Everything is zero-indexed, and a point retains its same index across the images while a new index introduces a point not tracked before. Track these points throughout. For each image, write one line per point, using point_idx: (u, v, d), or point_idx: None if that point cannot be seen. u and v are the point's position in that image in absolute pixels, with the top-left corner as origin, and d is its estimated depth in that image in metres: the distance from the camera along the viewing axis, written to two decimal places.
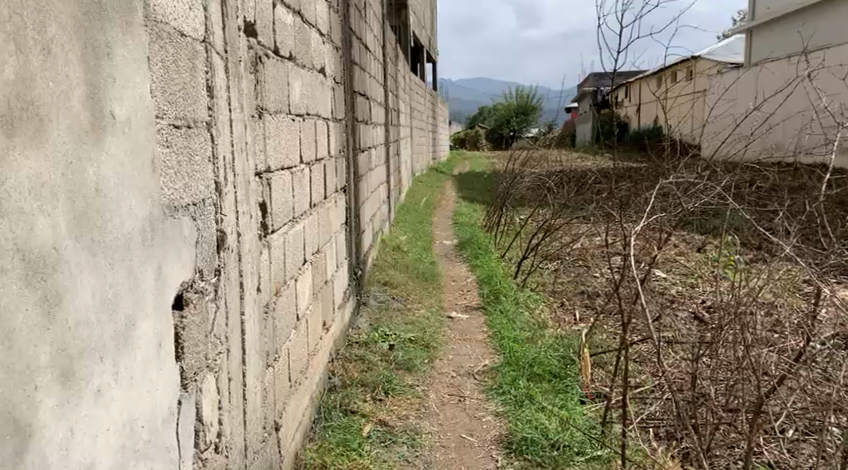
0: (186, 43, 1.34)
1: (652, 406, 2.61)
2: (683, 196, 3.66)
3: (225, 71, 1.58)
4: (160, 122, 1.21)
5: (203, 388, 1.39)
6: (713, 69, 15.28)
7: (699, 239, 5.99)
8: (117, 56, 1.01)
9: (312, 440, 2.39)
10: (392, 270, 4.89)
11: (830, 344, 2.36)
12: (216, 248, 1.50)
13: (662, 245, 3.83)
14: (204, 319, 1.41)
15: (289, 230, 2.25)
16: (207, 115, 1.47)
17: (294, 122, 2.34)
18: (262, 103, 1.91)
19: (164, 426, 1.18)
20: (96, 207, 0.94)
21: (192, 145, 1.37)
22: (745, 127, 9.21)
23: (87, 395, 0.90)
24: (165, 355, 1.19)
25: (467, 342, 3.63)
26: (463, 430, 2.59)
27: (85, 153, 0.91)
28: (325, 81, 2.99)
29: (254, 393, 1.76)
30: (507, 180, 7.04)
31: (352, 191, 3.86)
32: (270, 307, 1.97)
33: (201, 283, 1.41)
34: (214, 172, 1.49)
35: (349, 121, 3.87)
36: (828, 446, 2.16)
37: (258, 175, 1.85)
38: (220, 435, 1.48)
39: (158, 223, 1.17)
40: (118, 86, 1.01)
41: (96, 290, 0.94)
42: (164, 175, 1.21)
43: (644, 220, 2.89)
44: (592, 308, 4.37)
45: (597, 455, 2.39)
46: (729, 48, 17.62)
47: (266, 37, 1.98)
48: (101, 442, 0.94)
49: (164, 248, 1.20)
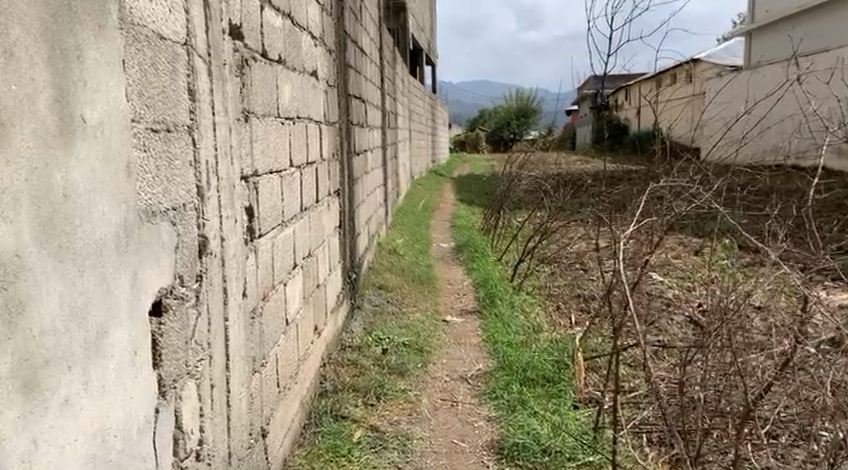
0: (165, 46, 1.32)
1: (645, 411, 2.59)
2: (678, 199, 3.65)
3: (208, 74, 1.57)
4: (137, 126, 1.20)
5: (183, 395, 1.37)
6: (712, 72, 15.27)
7: (697, 242, 5.97)
8: (88, 59, 1.00)
9: (302, 446, 2.37)
10: (388, 273, 4.88)
11: (823, 350, 2.34)
12: (198, 253, 1.48)
13: (657, 249, 3.82)
14: (185, 325, 1.39)
15: (279, 233, 2.23)
16: (188, 118, 1.45)
17: (284, 125, 2.32)
18: (249, 107, 1.90)
19: (139, 435, 1.16)
20: (63, 213, 0.92)
21: (171, 149, 1.35)
22: (738, 130, 9.21)
23: (52, 406, 0.89)
24: (141, 362, 1.17)
25: (461, 346, 3.61)
26: (455, 436, 2.57)
27: (51, 158, 0.90)
28: (317, 84, 2.98)
29: (239, 399, 1.74)
30: (505, 183, 7.03)
31: (346, 194, 3.85)
32: (258, 312, 1.96)
33: (182, 289, 1.39)
34: (196, 176, 1.48)
35: (344, 124, 3.86)
36: (820, 452, 2.14)
37: (245, 179, 1.84)
38: (201, 443, 1.46)
39: (134, 229, 1.16)
40: (89, 89, 0.99)
41: (64, 298, 0.92)
42: (141, 180, 1.20)
43: (638, 223, 2.87)
44: (587, 312, 4.36)
45: (588, 461, 2.37)
46: (729, 51, 17.61)
47: (254, 39, 1.96)
48: (68, 453, 0.92)
49: (139, 254, 1.18)
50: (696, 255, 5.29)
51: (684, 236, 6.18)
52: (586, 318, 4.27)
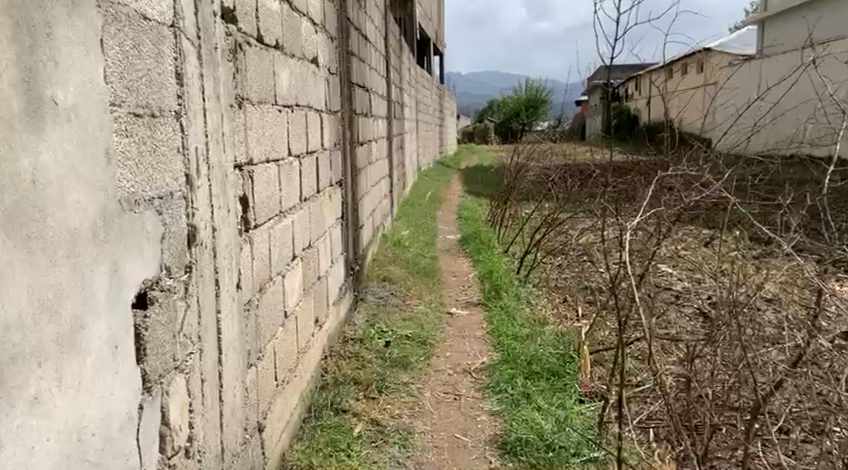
0: (149, 27, 1.27)
1: (652, 406, 2.54)
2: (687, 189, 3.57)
3: (197, 57, 1.51)
4: (118, 110, 1.14)
5: (171, 391, 1.32)
6: (723, 62, 15.10)
7: (706, 234, 5.89)
8: (60, 38, 0.94)
9: (301, 440, 2.32)
10: (392, 265, 4.83)
11: (835, 344, 2.28)
12: (187, 243, 1.43)
13: (665, 240, 3.75)
14: (172, 319, 1.34)
15: (276, 224, 2.18)
16: (176, 104, 1.40)
17: (281, 113, 2.27)
18: (242, 93, 1.84)
19: (121, 433, 1.11)
20: (31, 202, 0.88)
21: (156, 135, 1.30)
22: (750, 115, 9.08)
23: (20, 404, 0.85)
24: (123, 357, 1.12)
25: (465, 339, 3.56)
26: (456, 430, 2.52)
27: (16, 143, 0.85)
28: (317, 71, 2.92)
29: (233, 395, 1.69)
30: (512, 174, 6.96)
31: (349, 185, 3.79)
32: (253, 304, 1.91)
33: (169, 281, 1.34)
34: (184, 163, 1.42)
35: (346, 114, 3.81)
36: (834, 449, 2.08)
37: (238, 167, 1.79)
38: (191, 440, 1.42)
39: (114, 218, 1.11)
40: (61, 70, 0.94)
41: (33, 291, 0.88)
42: (121, 166, 1.15)
43: (645, 214, 2.81)
44: (594, 305, 4.29)
45: (593, 457, 2.32)
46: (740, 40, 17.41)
47: (248, 24, 1.91)
48: (40, 454, 0.88)
49: (120, 244, 1.13)
50: (705, 247, 5.21)
51: (693, 227, 6.09)
52: (593, 311, 4.21)
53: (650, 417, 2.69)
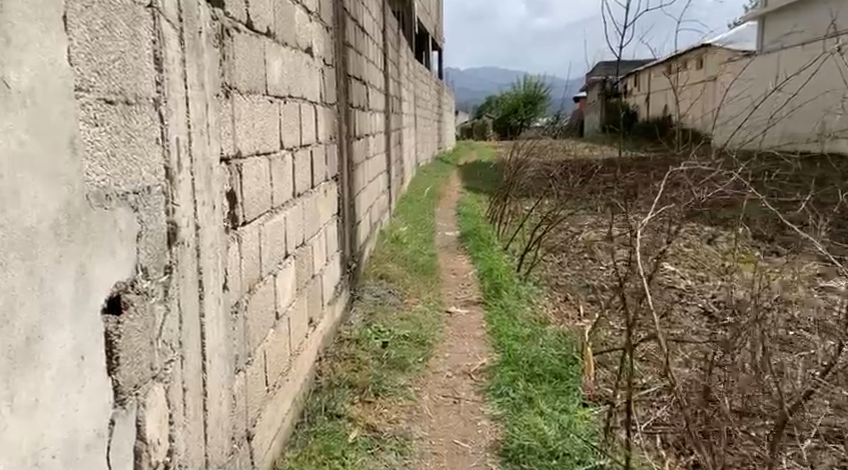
0: (123, 6, 1.16)
1: (659, 411, 2.44)
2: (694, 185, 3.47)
3: (180, 41, 1.40)
4: (85, 96, 1.04)
5: (148, 402, 1.22)
6: (724, 57, 14.98)
7: (709, 231, 5.79)
8: (12, 11, 0.84)
9: (294, 447, 2.21)
10: (390, 262, 4.72)
11: None
12: (167, 242, 1.32)
13: (670, 238, 3.65)
14: (149, 324, 1.23)
15: (267, 220, 2.08)
16: (154, 91, 1.29)
17: (272, 105, 2.16)
18: (230, 81, 1.74)
19: (89, 453, 1.01)
20: None
21: (132, 124, 1.19)
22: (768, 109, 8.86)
23: None
24: (90, 368, 1.02)
25: (465, 339, 3.46)
26: (455, 436, 2.42)
27: None
28: (312, 62, 2.81)
29: (219, 403, 1.59)
30: (512, 169, 6.85)
31: (345, 180, 3.69)
32: (242, 305, 1.81)
33: (146, 283, 1.23)
34: (163, 156, 1.32)
35: (343, 107, 3.71)
36: None
37: (225, 160, 1.68)
38: (171, 454, 1.31)
39: (80, 215, 1.00)
40: (13, 48, 0.84)
41: None
42: (89, 158, 1.04)
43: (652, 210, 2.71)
44: (598, 305, 4.19)
45: (598, 465, 2.22)
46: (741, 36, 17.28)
47: (236, 8, 1.80)
48: None
49: (88, 244, 1.02)
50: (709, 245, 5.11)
51: (695, 224, 5.99)
52: (596, 310, 4.11)
53: (657, 423, 2.59)
